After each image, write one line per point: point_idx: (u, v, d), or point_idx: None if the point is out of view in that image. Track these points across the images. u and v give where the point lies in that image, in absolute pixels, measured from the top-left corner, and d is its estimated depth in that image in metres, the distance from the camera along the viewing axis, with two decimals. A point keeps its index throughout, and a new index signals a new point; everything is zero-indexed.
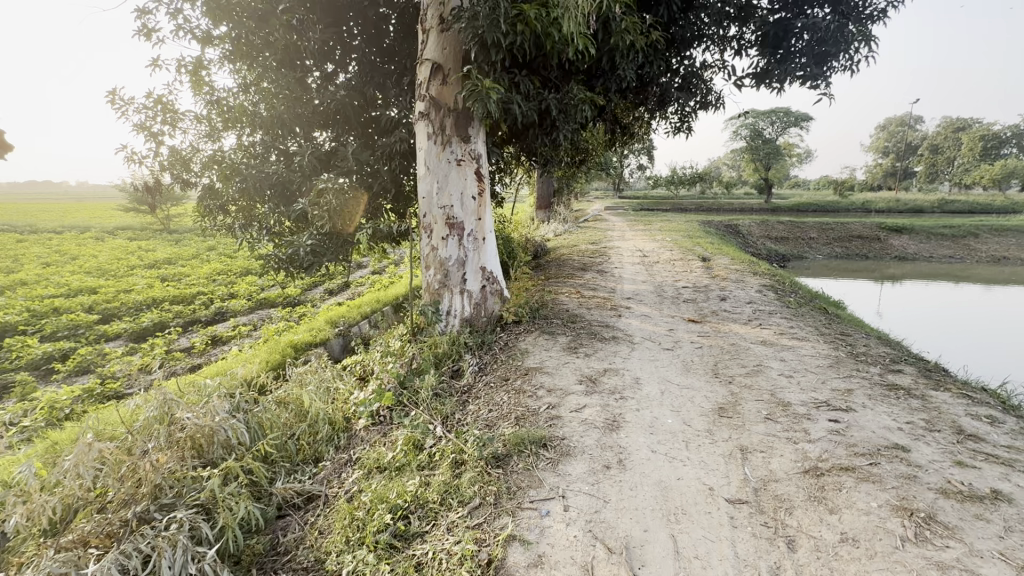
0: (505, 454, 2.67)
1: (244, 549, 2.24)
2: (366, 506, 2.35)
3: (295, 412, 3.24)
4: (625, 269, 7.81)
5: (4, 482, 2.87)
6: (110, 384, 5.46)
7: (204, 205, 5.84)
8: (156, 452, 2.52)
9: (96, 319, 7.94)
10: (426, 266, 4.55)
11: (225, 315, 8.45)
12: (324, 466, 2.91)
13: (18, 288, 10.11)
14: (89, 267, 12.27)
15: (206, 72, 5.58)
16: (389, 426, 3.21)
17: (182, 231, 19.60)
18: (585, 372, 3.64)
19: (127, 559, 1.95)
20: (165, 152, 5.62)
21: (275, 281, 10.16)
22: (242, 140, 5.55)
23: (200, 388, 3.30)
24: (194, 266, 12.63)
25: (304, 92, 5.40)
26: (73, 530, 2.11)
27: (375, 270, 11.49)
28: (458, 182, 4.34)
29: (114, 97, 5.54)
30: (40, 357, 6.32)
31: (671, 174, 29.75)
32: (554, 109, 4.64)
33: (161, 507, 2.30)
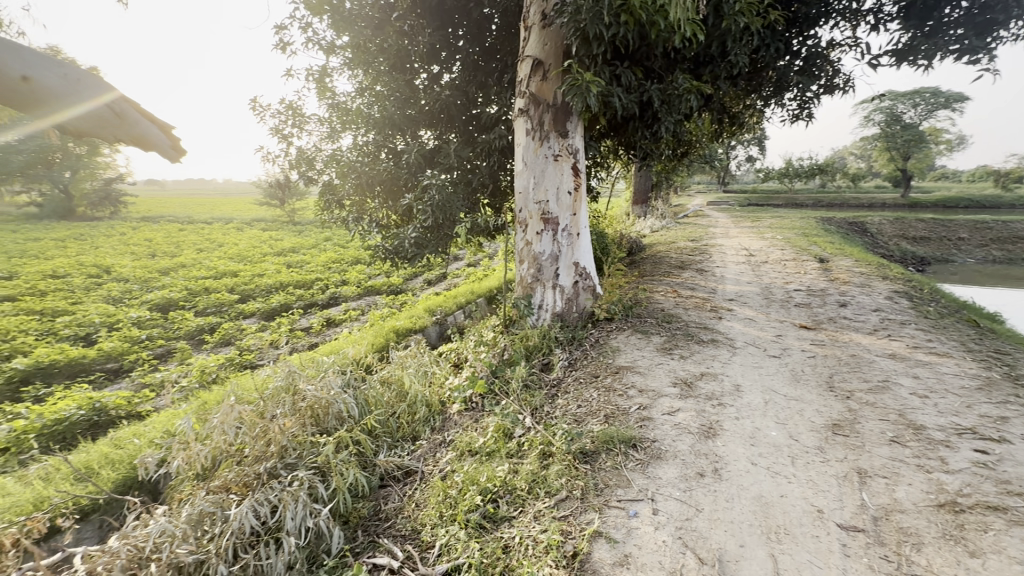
0: (593, 451, 2.65)
1: (352, 511, 2.49)
2: (459, 486, 2.49)
3: (397, 392, 3.50)
4: (728, 268, 7.32)
5: (169, 430, 3.45)
6: (246, 355, 6.29)
7: (324, 200, 6.47)
8: (283, 417, 2.89)
9: (236, 298, 9.17)
10: (520, 260, 4.64)
11: (338, 300, 9.32)
12: (421, 444, 3.10)
13: (178, 270, 11.97)
14: (232, 253, 14.15)
15: (329, 79, 6.18)
16: (480, 413, 3.34)
17: (305, 224, 21.79)
18: (679, 375, 3.49)
19: (260, 505, 2.25)
20: (294, 152, 6.32)
21: (381, 271, 11.00)
22: (357, 140, 6.06)
23: (318, 363, 3.70)
24: (313, 254, 14.07)
25: (413, 94, 5.74)
26: (219, 477, 2.48)
27: (471, 263, 11.95)
28: (555, 177, 4.36)
29: (256, 104, 6.34)
30: (194, 328, 7.45)
31: (785, 166, 27.20)
32: (656, 100, 4.47)
33: (287, 466, 2.63)
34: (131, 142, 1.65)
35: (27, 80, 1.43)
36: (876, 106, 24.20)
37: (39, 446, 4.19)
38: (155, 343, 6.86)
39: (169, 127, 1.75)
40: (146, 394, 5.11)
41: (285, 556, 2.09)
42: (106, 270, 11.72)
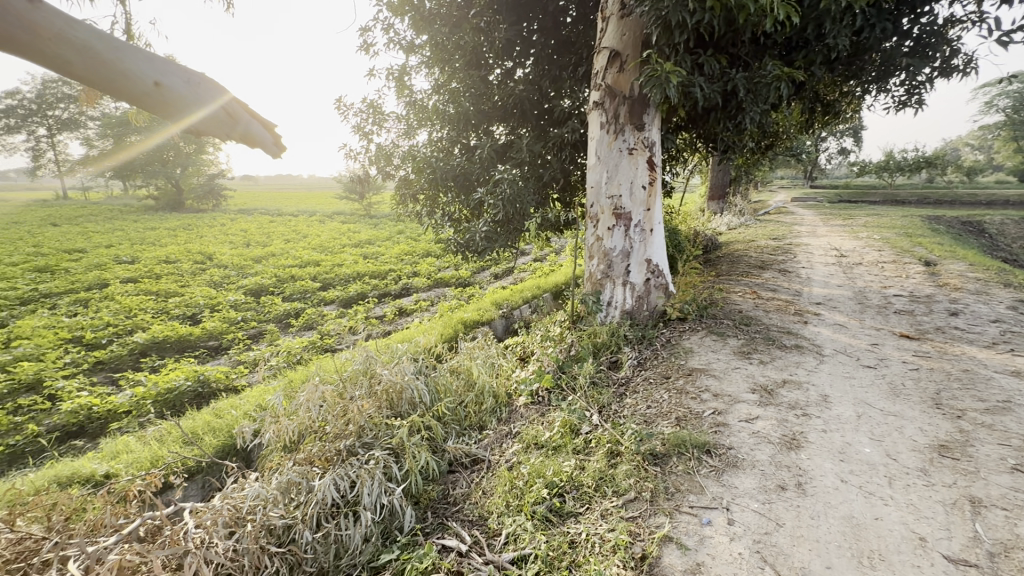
0: (664, 453, 2.58)
1: (422, 493, 2.60)
2: (525, 478, 2.52)
3: (465, 381, 3.59)
4: (815, 270, 6.79)
5: (260, 404, 3.77)
6: (326, 339, 6.73)
7: (399, 194, 6.75)
8: (361, 399, 3.06)
9: (319, 286, 9.82)
10: (590, 256, 4.59)
11: (410, 291, 9.71)
12: (488, 434, 3.16)
13: (269, 258, 13.02)
14: (315, 244, 15.18)
15: (408, 77, 6.42)
16: (547, 407, 3.35)
17: (381, 217, 22.86)
18: (759, 381, 3.29)
19: (341, 480, 2.41)
20: (374, 148, 6.63)
21: (451, 264, 11.31)
22: (432, 136, 6.24)
23: (393, 350, 3.89)
24: (388, 246, 14.74)
25: (487, 89, 5.83)
26: (304, 450, 2.66)
27: (538, 258, 11.98)
28: (629, 171, 4.25)
29: (341, 104, 6.74)
30: (282, 312, 8.09)
31: (885, 159, 24.70)
32: (740, 89, 4.21)
33: (364, 444, 2.79)
34: (241, 138, 1.84)
35: (158, 86, 1.58)
36: (1002, 90, 21.33)
37: (155, 411, 4.75)
38: (249, 324, 7.52)
39: (271, 125, 1.92)
40: (241, 370, 5.62)
41: (362, 529, 2.23)
42: (210, 257, 13.01)
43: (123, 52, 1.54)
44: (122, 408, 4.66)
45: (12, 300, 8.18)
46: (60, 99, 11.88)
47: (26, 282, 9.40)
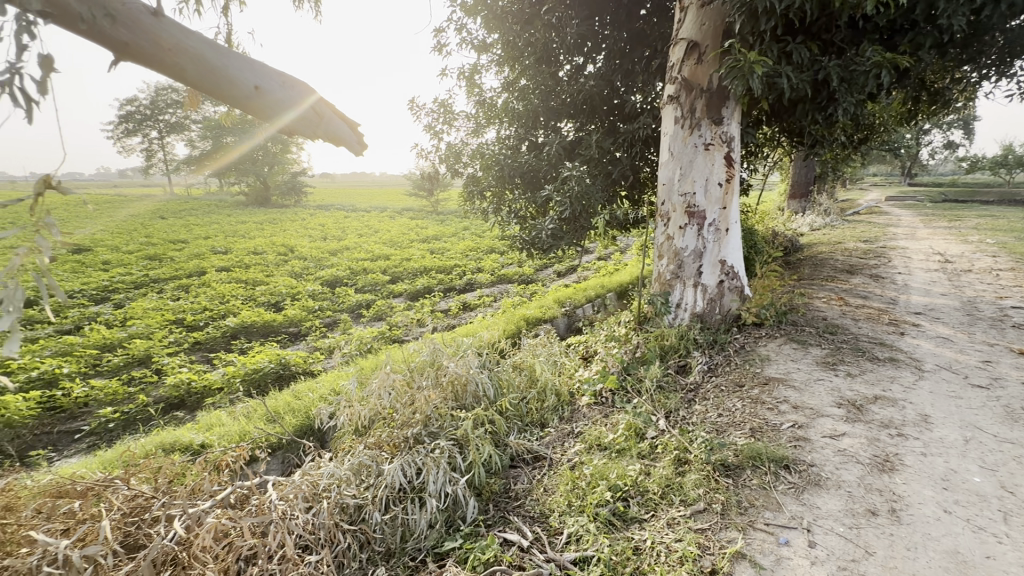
0: (737, 465, 2.45)
1: (485, 486, 2.64)
2: (588, 479, 2.49)
3: (528, 378, 3.61)
4: (913, 276, 6.16)
5: (334, 389, 4.00)
6: (395, 330, 7.02)
7: (466, 192, 6.88)
8: (428, 389, 3.17)
9: (389, 279, 10.26)
10: (659, 255, 4.43)
11: (474, 286, 9.90)
12: (549, 432, 3.15)
13: (344, 251, 13.77)
14: (386, 238, 15.88)
15: (479, 76, 6.51)
16: (610, 409, 3.29)
17: (447, 213, 23.48)
18: (846, 395, 3.04)
19: (408, 466, 2.51)
20: (444, 147, 6.80)
21: (515, 261, 11.39)
22: (500, 134, 6.30)
23: (459, 343, 3.98)
24: (454, 242, 15.11)
25: (557, 86, 5.79)
26: (374, 436, 2.79)
27: (602, 256, 11.79)
28: (705, 167, 4.07)
29: (414, 104, 6.98)
30: (355, 303, 8.53)
31: (1003, 153, 21.88)
32: (833, 78, 3.88)
33: (430, 433, 2.88)
34: (327, 138, 1.96)
35: (258, 89, 1.70)
36: None
37: (243, 389, 5.19)
38: (325, 313, 8.01)
39: (354, 124, 2.03)
40: (318, 356, 6.00)
41: (427, 515, 2.31)
42: (292, 249, 14.00)
43: (229, 59, 1.67)
44: (215, 385, 5.13)
45: (128, 284, 9.23)
46: (170, 105, 13.21)
47: (139, 268, 10.58)
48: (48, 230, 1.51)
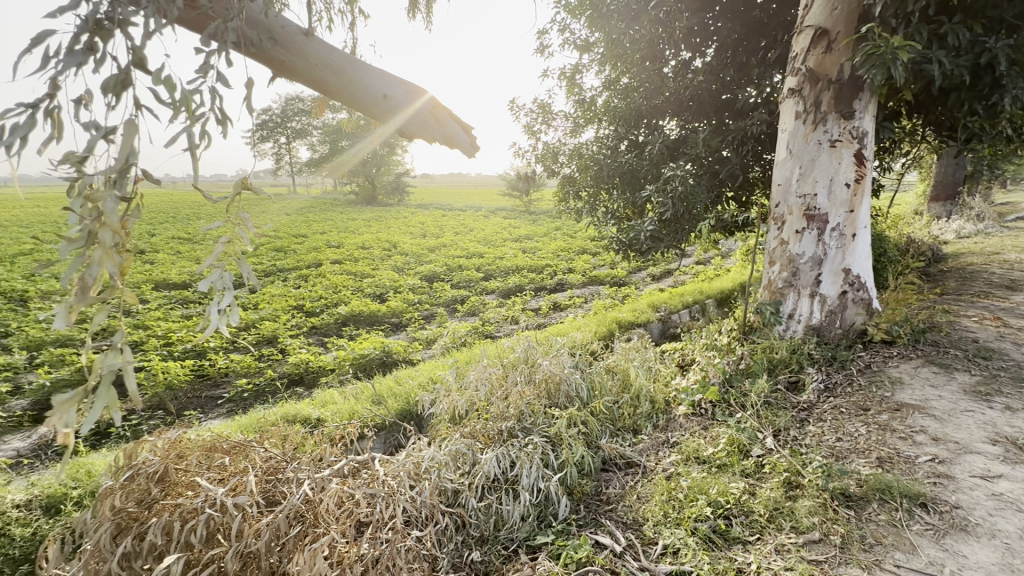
0: (860, 496, 2.21)
1: (577, 486, 2.65)
2: (685, 491, 2.41)
3: (621, 382, 3.54)
4: None
5: (431, 378, 4.23)
6: (487, 326, 7.25)
7: (562, 192, 6.90)
8: (523, 385, 3.24)
9: (483, 276, 10.61)
10: (770, 261, 4.12)
11: (565, 286, 9.90)
12: (643, 439, 3.07)
13: (442, 248, 14.47)
14: (480, 237, 16.43)
15: (579, 75, 6.48)
16: (710, 421, 3.12)
17: (540, 213, 23.70)
18: (1003, 431, 2.60)
19: (503, 458, 2.61)
20: (541, 147, 6.87)
21: (607, 263, 11.21)
22: (600, 133, 6.22)
23: (551, 342, 4.01)
24: (545, 241, 15.22)
25: (663, 83, 5.58)
26: (470, 425, 2.90)
27: (701, 261, 11.19)
28: (829, 166, 3.70)
29: (514, 105, 7.14)
30: (451, 298, 8.94)
31: None
32: (1001, 61, 3.33)
33: (523, 428, 2.94)
34: (442, 139, 2.15)
35: (386, 98, 1.96)
36: None
37: (352, 371, 5.68)
38: (424, 306, 8.49)
39: (467, 127, 2.22)
40: (417, 346, 6.38)
41: (520, 507, 2.39)
42: (395, 245, 14.99)
43: (366, 71, 1.94)
44: (328, 366, 5.68)
45: (260, 273, 10.51)
46: (296, 114, 14.70)
47: (269, 258, 11.98)
48: (245, 223, 2.09)
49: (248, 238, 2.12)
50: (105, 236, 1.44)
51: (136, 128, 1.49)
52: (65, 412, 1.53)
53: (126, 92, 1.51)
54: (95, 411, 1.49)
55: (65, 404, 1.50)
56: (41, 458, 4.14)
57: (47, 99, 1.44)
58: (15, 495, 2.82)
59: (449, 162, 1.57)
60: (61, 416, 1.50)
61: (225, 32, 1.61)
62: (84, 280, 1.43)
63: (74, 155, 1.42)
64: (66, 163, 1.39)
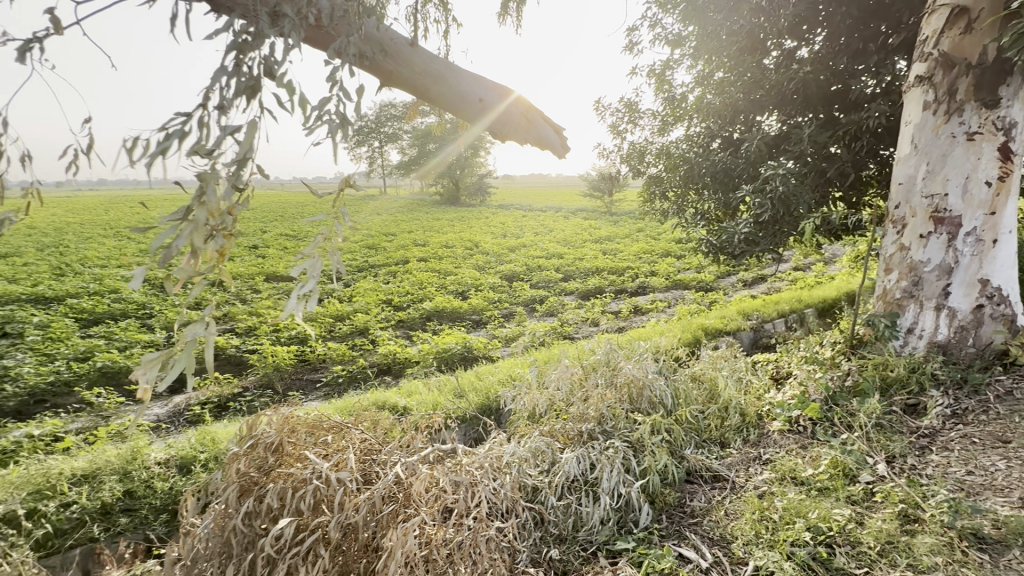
0: (997, 540, 1.93)
1: (659, 495, 2.58)
2: (780, 512, 2.26)
3: (708, 392, 3.37)
4: None
5: (510, 375, 4.30)
6: (565, 327, 7.24)
7: (647, 192, 6.70)
8: (604, 388, 3.20)
9: (562, 277, 10.59)
10: (886, 269, 3.70)
11: (646, 289, 9.61)
12: (731, 453, 2.92)
13: (522, 248, 14.66)
14: (559, 237, 16.41)
15: (670, 71, 6.25)
16: (809, 440, 2.89)
17: (623, 214, 23.18)
18: None
19: (583, 460, 2.62)
20: (627, 146, 6.71)
21: (693, 267, 10.71)
22: (690, 130, 5.95)
23: (634, 346, 3.92)
24: (627, 243, 14.86)
25: (763, 75, 5.21)
26: (551, 425, 2.92)
27: (799, 266, 10.34)
28: (964, 162, 3.27)
29: (600, 105, 7.04)
30: (530, 297, 9.03)
31: None
32: None
33: (604, 431, 2.91)
34: (533, 142, 2.30)
35: (481, 101, 2.11)
36: None
37: (435, 364, 5.95)
38: (503, 305, 8.65)
39: (557, 128, 2.35)
40: (496, 343, 6.53)
41: (600, 511, 2.39)
42: (477, 244, 15.42)
43: (465, 76, 2.11)
44: (414, 358, 5.99)
45: (354, 268, 11.31)
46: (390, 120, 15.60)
47: (363, 255, 12.84)
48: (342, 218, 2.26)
49: (342, 233, 2.29)
50: (198, 215, 1.65)
51: (256, 127, 1.66)
52: (146, 370, 1.64)
53: (253, 97, 1.70)
54: (179, 368, 1.64)
55: (151, 362, 1.62)
56: (176, 424, 4.79)
57: (199, 109, 1.67)
58: (157, 453, 3.29)
59: (544, 159, 1.71)
60: (146, 371, 1.62)
61: (348, 47, 1.78)
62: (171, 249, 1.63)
63: (205, 149, 1.60)
64: (198, 157, 1.58)
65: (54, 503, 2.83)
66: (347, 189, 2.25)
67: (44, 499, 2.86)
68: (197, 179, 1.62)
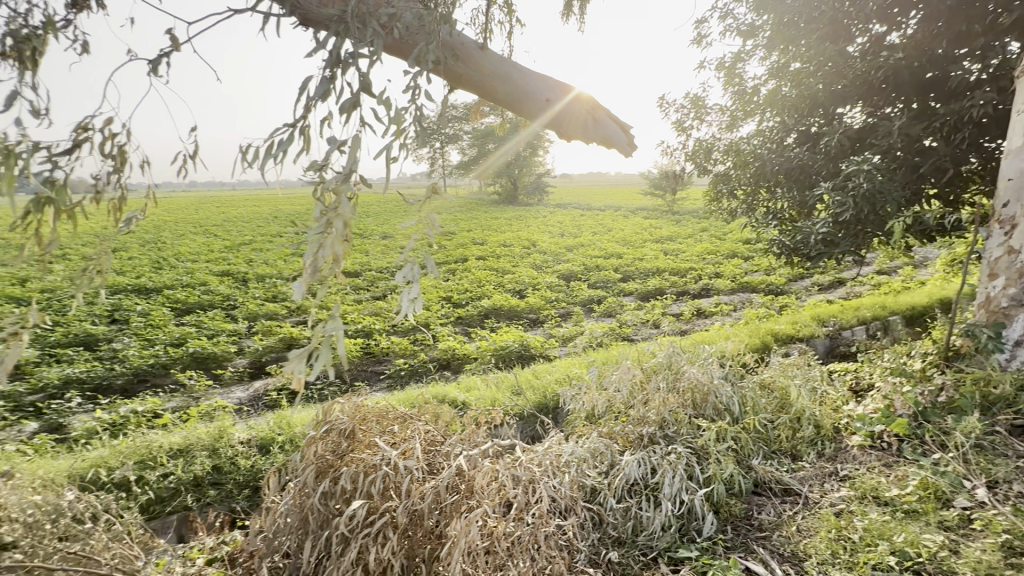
0: None
1: (724, 505, 2.50)
2: (860, 533, 2.13)
3: (779, 401, 3.20)
4: None
5: (568, 375, 4.29)
6: (624, 329, 7.12)
7: (713, 191, 6.43)
8: (666, 392, 3.12)
9: (621, 277, 10.40)
10: (990, 274, 3.35)
11: (710, 291, 9.24)
12: (804, 466, 2.78)
13: (580, 248, 14.51)
14: (618, 237, 16.09)
15: (741, 63, 5.96)
16: (894, 458, 2.70)
17: (686, 213, 22.36)
18: None
19: (644, 464, 2.58)
20: (693, 143, 6.48)
21: (762, 269, 10.16)
22: (762, 125, 5.65)
23: (697, 350, 3.79)
24: (690, 243, 14.33)
25: (846, 64, 4.85)
26: (611, 426, 2.90)
27: (883, 270, 9.55)
28: None
29: (664, 101, 6.84)
30: (588, 297, 8.94)
31: None
32: None
33: (665, 436, 2.85)
34: (600, 140, 2.29)
35: (547, 101, 2.15)
36: None
37: (493, 361, 6.05)
38: (560, 304, 8.62)
39: (625, 126, 2.32)
40: (553, 343, 6.54)
41: (662, 517, 2.35)
42: (535, 243, 15.46)
43: (532, 76, 2.15)
44: (473, 354, 6.12)
45: None
46: None
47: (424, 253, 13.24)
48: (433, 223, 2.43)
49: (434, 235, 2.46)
50: (337, 226, 1.75)
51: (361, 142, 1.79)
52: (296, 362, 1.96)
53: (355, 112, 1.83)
54: (318, 364, 1.94)
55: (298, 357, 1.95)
56: (255, 407, 5.19)
57: (301, 121, 1.85)
58: (240, 433, 3.58)
59: (606, 157, 1.71)
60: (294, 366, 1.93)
61: (426, 54, 1.87)
62: (315, 261, 1.73)
63: (318, 163, 1.80)
64: (313, 172, 1.78)
65: (156, 473, 3.16)
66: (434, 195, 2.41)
67: (147, 469, 3.20)
68: (329, 193, 1.73)
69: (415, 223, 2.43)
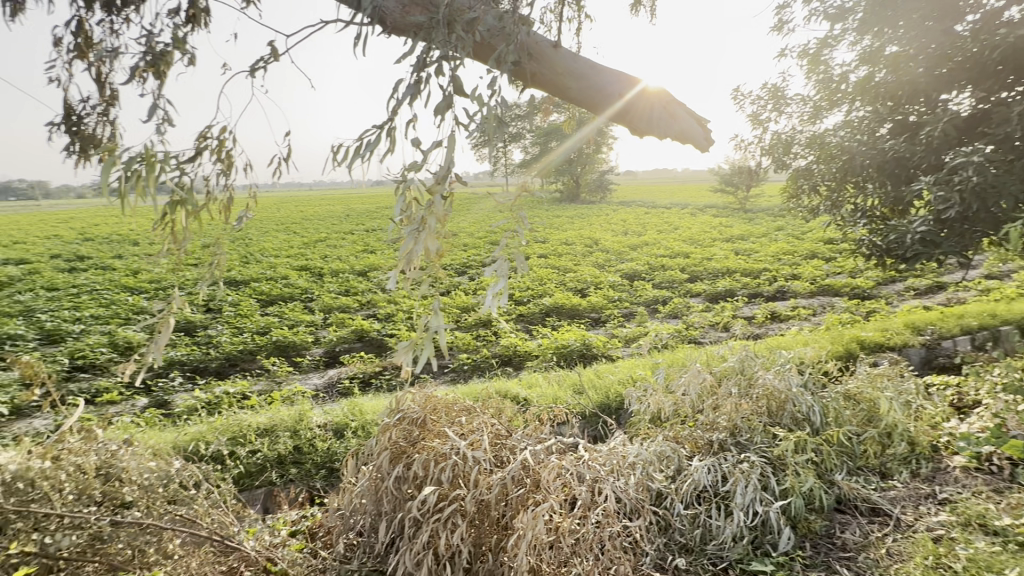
0: None
1: (803, 520, 2.38)
2: (962, 562, 1.95)
3: (866, 413, 2.97)
4: None
5: (632, 376, 4.21)
6: (691, 331, 6.88)
7: (793, 186, 6.03)
8: (738, 397, 2.98)
9: (688, 277, 10.02)
10: None
11: (786, 294, 8.69)
12: (895, 486, 2.58)
13: (644, 246, 14.12)
14: (685, 235, 15.47)
15: (827, 49, 5.54)
16: (1005, 484, 2.44)
17: (760, 210, 21.11)
18: None
19: (714, 470, 2.49)
20: (770, 136, 6.10)
21: (846, 271, 9.41)
22: (851, 116, 5.23)
23: (772, 355, 3.59)
24: (764, 242, 13.53)
25: (954, 45, 4.37)
26: (679, 430, 2.81)
27: (992, 274, 8.55)
28: None
29: (739, 93, 6.49)
30: (652, 297, 8.70)
31: None
32: None
33: (737, 443, 2.73)
34: (675, 134, 2.21)
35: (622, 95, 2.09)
36: None
37: (554, 359, 6.06)
38: (624, 304, 8.45)
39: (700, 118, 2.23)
40: (616, 343, 6.43)
41: (734, 527, 2.27)
42: (597, 241, 15.22)
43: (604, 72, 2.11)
44: (535, 352, 6.16)
45: None
46: None
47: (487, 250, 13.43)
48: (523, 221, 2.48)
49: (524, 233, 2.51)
50: (431, 222, 1.86)
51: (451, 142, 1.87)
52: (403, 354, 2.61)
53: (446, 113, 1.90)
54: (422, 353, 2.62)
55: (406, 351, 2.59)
56: (330, 394, 5.53)
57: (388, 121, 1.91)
58: (318, 418, 3.83)
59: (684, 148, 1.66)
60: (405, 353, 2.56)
61: (506, 56, 1.93)
62: (409, 254, 1.91)
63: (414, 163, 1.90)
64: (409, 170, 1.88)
65: (246, 449, 3.46)
66: (522, 194, 2.46)
67: (238, 445, 3.51)
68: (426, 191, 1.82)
69: (505, 222, 2.49)
